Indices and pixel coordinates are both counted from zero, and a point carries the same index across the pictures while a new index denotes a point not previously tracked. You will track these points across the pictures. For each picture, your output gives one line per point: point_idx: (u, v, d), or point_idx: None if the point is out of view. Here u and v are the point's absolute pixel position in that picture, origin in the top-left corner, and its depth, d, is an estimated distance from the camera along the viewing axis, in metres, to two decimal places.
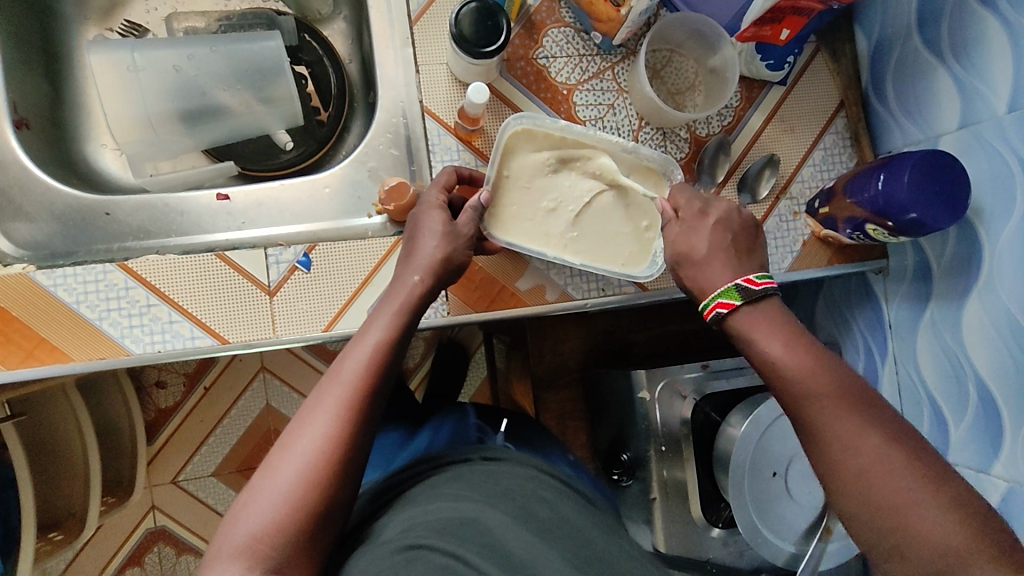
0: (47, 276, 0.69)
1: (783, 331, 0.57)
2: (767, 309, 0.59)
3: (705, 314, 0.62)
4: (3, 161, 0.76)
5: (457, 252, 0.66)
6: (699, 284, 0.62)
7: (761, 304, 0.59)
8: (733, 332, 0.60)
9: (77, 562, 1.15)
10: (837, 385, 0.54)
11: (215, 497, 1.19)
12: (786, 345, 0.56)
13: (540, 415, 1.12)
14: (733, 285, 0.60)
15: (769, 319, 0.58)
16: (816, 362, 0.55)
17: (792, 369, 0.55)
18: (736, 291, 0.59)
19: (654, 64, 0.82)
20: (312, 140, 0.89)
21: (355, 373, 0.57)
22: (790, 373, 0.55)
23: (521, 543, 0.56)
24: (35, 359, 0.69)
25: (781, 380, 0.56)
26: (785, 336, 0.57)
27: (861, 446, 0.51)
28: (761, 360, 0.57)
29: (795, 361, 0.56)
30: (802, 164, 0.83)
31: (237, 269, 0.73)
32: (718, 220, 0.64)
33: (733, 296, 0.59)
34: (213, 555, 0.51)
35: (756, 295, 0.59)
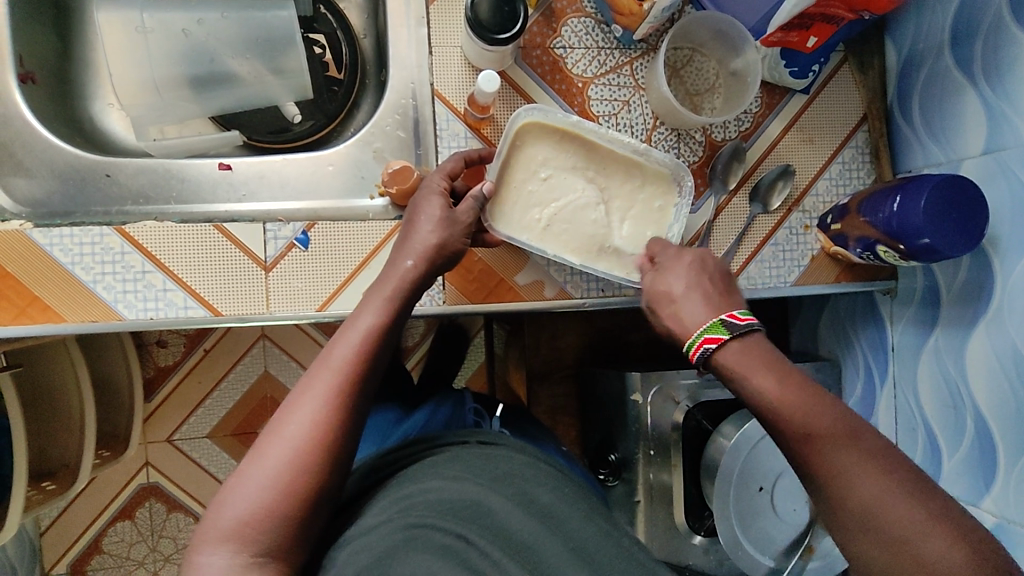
0: (43, 235, 0.68)
1: (774, 370, 0.53)
2: (755, 347, 0.54)
3: (690, 354, 0.57)
4: (6, 115, 0.75)
5: (453, 238, 0.65)
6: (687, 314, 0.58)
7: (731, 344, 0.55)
8: (721, 370, 0.55)
9: (70, 510, 1.18)
10: (827, 417, 0.50)
11: (208, 459, 1.21)
12: (777, 384, 0.52)
13: (532, 407, 1.12)
14: (717, 320, 0.55)
15: (757, 355, 0.54)
16: (809, 393, 0.52)
17: (787, 410, 0.51)
18: (724, 327, 0.55)
19: (674, 62, 0.79)
20: (321, 114, 0.88)
21: (343, 359, 0.57)
22: (791, 416, 0.51)
23: (523, 528, 0.57)
24: (27, 317, 0.69)
25: (774, 419, 0.52)
26: (777, 376, 0.52)
27: (857, 469, 0.48)
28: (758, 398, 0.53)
29: (786, 399, 0.51)
30: (818, 177, 0.81)
31: (234, 241, 0.72)
32: (694, 264, 0.61)
33: (720, 331, 0.55)
34: (201, 536, 0.51)
35: (742, 330, 0.55)
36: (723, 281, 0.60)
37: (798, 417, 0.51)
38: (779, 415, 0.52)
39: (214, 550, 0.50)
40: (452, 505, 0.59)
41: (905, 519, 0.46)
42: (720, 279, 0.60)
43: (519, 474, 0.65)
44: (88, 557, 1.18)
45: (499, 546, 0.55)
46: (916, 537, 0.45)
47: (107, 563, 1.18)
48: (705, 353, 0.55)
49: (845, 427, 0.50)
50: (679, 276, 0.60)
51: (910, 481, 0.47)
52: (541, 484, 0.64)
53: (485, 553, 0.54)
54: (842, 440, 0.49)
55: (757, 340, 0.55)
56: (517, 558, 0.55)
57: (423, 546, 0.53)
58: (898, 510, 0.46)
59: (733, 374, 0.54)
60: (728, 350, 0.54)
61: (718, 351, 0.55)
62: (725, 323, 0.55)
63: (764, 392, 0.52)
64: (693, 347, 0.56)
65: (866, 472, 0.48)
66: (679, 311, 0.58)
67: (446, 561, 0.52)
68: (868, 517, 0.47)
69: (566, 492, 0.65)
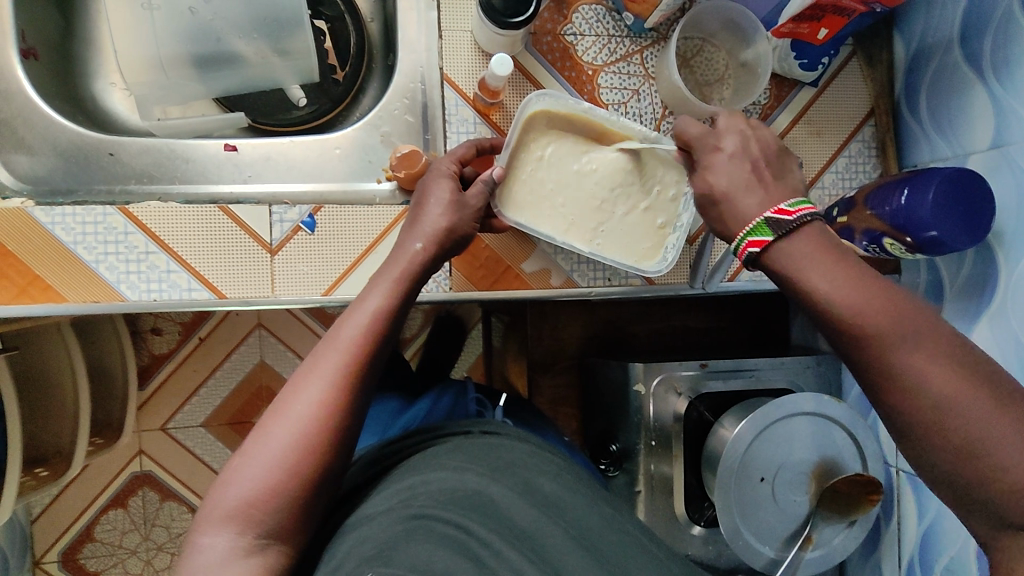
0: (45, 213, 0.67)
1: (837, 265, 0.48)
2: (813, 242, 0.49)
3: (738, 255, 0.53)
4: (7, 91, 0.74)
5: (462, 223, 0.65)
6: (735, 211, 0.52)
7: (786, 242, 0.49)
8: (777, 272, 0.50)
9: (62, 497, 1.16)
10: (902, 312, 0.45)
11: (203, 447, 1.20)
12: (837, 280, 0.47)
13: (533, 397, 1.12)
14: (762, 220, 0.50)
15: (819, 250, 0.48)
16: (877, 289, 0.46)
17: (858, 309, 0.46)
18: (768, 227, 0.50)
19: (684, 52, 0.79)
20: (326, 99, 0.87)
21: (351, 341, 0.56)
22: (861, 314, 0.46)
23: (528, 517, 0.57)
24: (28, 296, 0.68)
25: (835, 321, 0.47)
26: (839, 272, 0.47)
27: (930, 374, 0.44)
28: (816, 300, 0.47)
29: (856, 297, 0.46)
30: (825, 170, 0.82)
31: (239, 223, 0.71)
32: (734, 151, 0.53)
33: (766, 233, 0.50)
34: (204, 517, 0.51)
35: (792, 225, 0.49)
36: (774, 158, 0.54)
37: (864, 320, 0.45)
38: (845, 314, 0.46)
39: (219, 531, 0.49)
40: (455, 495, 0.58)
41: (989, 424, 0.42)
42: (768, 158, 0.54)
43: (525, 462, 0.65)
44: (79, 545, 1.17)
45: (501, 535, 0.55)
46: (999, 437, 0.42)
47: (99, 551, 1.17)
48: (750, 259, 0.51)
49: (924, 323, 0.45)
50: (723, 167, 0.53)
51: (990, 377, 0.44)
52: (543, 472, 0.64)
53: (486, 543, 0.53)
54: (921, 339, 0.45)
55: (816, 231, 0.49)
56: (522, 547, 0.54)
57: (424, 537, 0.53)
58: (982, 413, 0.43)
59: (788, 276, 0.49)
60: (774, 252, 0.50)
61: (764, 258, 0.50)
62: (770, 220, 0.50)
63: (827, 290, 0.47)
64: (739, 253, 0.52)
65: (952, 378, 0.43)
66: (728, 211, 0.53)
67: (446, 552, 0.51)
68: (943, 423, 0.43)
69: (568, 480, 0.65)
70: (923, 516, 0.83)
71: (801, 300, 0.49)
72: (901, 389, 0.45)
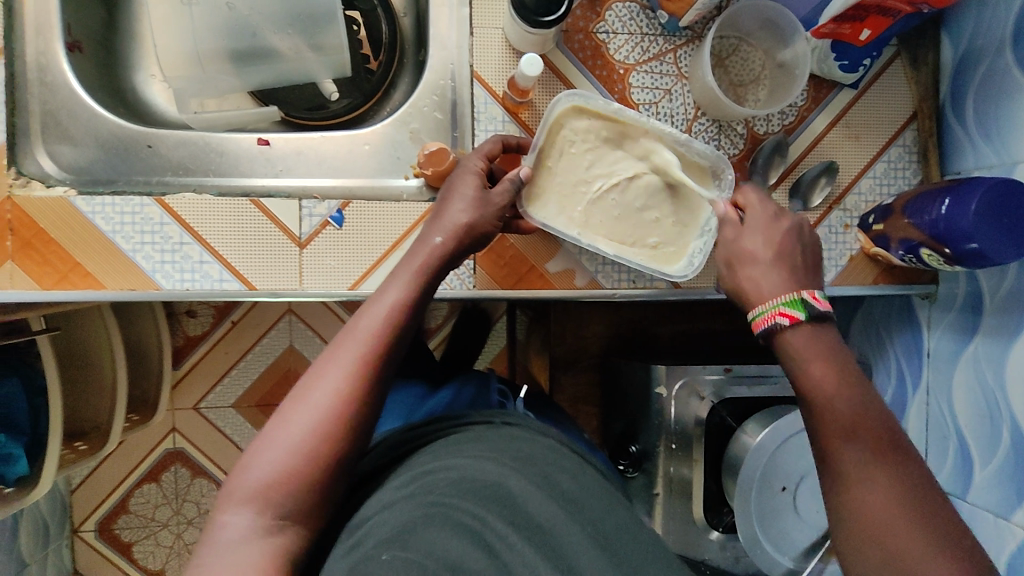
0: (86, 203, 0.69)
1: (839, 359, 0.54)
2: (823, 335, 0.55)
3: (755, 324, 0.58)
4: (52, 82, 0.76)
5: (484, 220, 0.65)
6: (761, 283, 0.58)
7: (805, 327, 0.55)
8: (784, 350, 0.56)
9: (98, 471, 1.21)
10: (873, 416, 0.52)
11: (232, 428, 1.23)
12: (829, 373, 0.53)
13: (554, 394, 1.13)
14: (798, 298, 0.55)
15: (824, 340, 0.55)
16: (857, 391, 0.53)
17: (837, 404, 0.52)
18: (802, 305, 0.55)
19: (718, 52, 0.77)
20: (358, 92, 0.88)
21: (370, 331, 0.57)
22: (834, 403, 0.52)
23: (549, 510, 0.58)
24: (68, 282, 0.70)
25: (815, 403, 0.53)
26: (839, 367, 0.54)
27: (871, 475, 0.50)
28: (805, 381, 0.54)
29: (839, 389, 0.53)
30: (862, 176, 0.79)
31: (270, 217, 0.72)
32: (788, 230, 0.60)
33: (797, 310, 0.55)
34: (224, 496, 0.52)
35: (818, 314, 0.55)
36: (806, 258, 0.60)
37: (839, 412, 0.52)
38: (827, 402, 0.53)
39: (238, 510, 0.51)
40: (473, 484, 0.58)
41: (911, 542, 0.47)
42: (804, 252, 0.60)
43: (546, 456, 0.65)
44: (113, 517, 1.22)
45: (517, 529, 0.54)
46: (913, 552, 0.47)
47: (132, 522, 1.22)
48: (773, 326, 0.56)
49: (888, 431, 0.51)
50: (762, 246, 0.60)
51: (930, 501, 0.49)
52: (563, 468, 0.64)
53: (501, 535, 0.53)
54: (881, 446, 0.50)
55: (824, 328, 0.56)
56: (543, 540, 0.55)
57: (441, 524, 0.53)
58: (909, 526, 0.47)
59: (793, 354, 0.55)
60: (795, 330, 0.55)
61: (784, 332, 0.55)
62: (807, 300, 0.55)
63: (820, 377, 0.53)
64: (759, 319, 0.57)
65: (891, 486, 0.49)
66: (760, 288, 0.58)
67: (462, 540, 0.51)
68: (868, 520, 0.49)
69: (588, 479, 0.65)
70: None
71: (794, 375, 0.55)
72: (845, 480, 0.51)
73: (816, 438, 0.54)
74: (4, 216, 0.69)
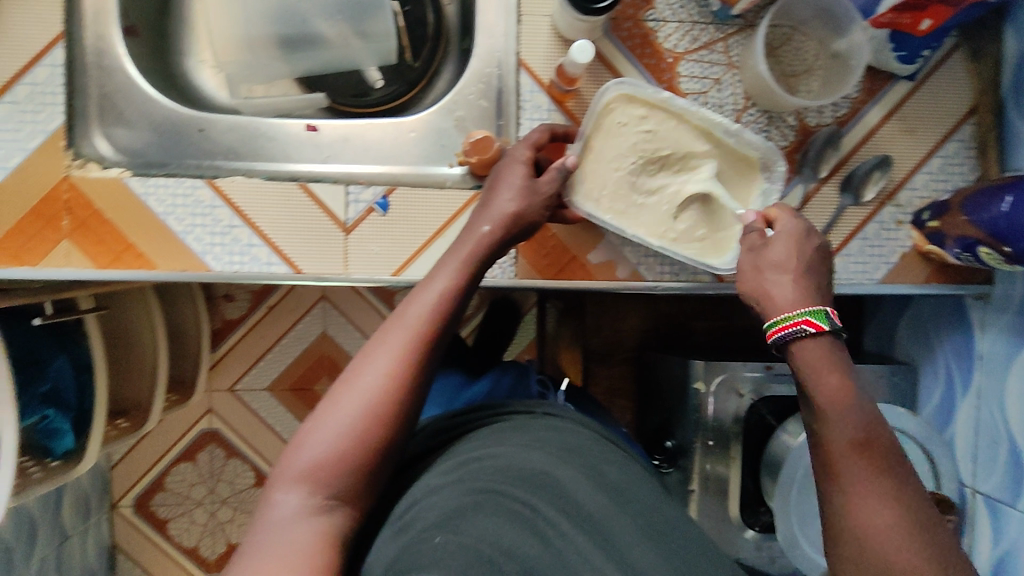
0: (140, 184, 0.71)
1: (846, 377, 0.51)
2: (836, 351, 0.53)
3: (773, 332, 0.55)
4: (109, 67, 0.78)
5: (531, 209, 0.65)
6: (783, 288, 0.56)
7: (818, 342, 0.53)
8: (797, 362, 0.53)
9: (139, 448, 1.24)
10: (877, 440, 0.48)
11: (267, 411, 1.26)
12: (838, 389, 0.50)
13: (588, 385, 1.13)
14: (823, 310, 0.53)
15: (833, 357, 0.52)
16: (863, 410, 0.50)
17: (836, 422, 0.49)
18: (825, 317, 0.53)
19: (770, 41, 0.76)
20: (403, 80, 0.88)
21: (419, 317, 0.57)
22: (840, 421, 0.49)
23: (592, 502, 0.58)
24: (122, 263, 0.71)
25: (822, 419, 0.50)
26: (848, 384, 0.51)
27: (875, 497, 0.46)
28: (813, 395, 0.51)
29: (844, 410, 0.50)
30: (917, 170, 0.77)
31: (318, 203, 0.73)
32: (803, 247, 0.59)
33: (819, 321, 0.53)
34: (277, 476, 0.53)
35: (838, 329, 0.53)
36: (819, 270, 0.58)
37: (844, 428, 0.49)
38: (829, 423, 0.50)
39: (290, 490, 0.52)
40: (520, 472, 0.59)
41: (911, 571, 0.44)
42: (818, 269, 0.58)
43: (588, 448, 0.65)
44: (152, 493, 1.25)
45: (566, 517, 0.55)
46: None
47: (168, 500, 1.25)
48: (789, 336, 0.54)
49: (891, 458, 0.48)
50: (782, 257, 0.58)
51: (932, 535, 0.45)
52: (609, 460, 0.64)
53: (551, 523, 0.54)
54: (886, 471, 0.47)
55: (833, 346, 0.53)
56: (586, 531, 0.55)
57: (492, 510, 0.54)
58: (906, 559, 0.44)
59: (806, 367, 0.52)
60: (809, 342, 0.53)
61: (798, 342, 0.53)
62: (831, 315, 0.53)
63: (825, 396, 0.51)
64: (781, 325, 0.54)
65: (890, 513, 0.45)
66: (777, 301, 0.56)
67: (512, 526, 0.52)
68: (867, 545, 0.45)
69: (630, 472, 0.65)
70: (998, 542, 0.78)
71: (803, 391, 0.53)
72: (838, 502, 0.48)
73: (817, 456, 0.51)
74: (61, 197, 0.70)
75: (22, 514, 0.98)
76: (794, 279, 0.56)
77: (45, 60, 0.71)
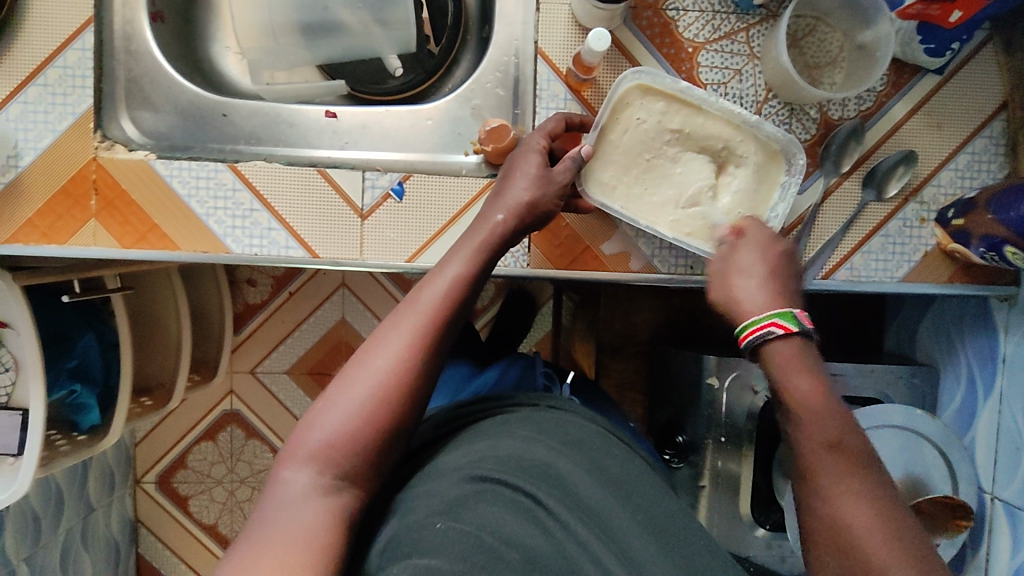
0: (165, 165, 0.73)
1: (819, 377, 0.53)
2: (807, 349, 0.54)
3: (744, 334, 0.56)
4: (136, 51, 0.80)
5: (545, 198, 0.65)
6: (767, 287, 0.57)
7: (784, 340, 0.55)
8: (765, 361, 0.55)
9: (162, 426, 1.28)
10: (849, 439, 0.50)
11: (286, 394, 1.28)
12: (809, 386, 0.52)
13: (600, 379, 1.12)
14: (791, 310, 0.56)
15: (803, 356, 0.54)
16: (833, 408, 0.52)
17: (808, 418, 0.51)
18: (795, 318, 0.55)
19: (794, 32, 0.74)
20: (420, 69, 0.88)
21: (431, 303, 0.58)
22: (812, 419, 0.51)
23: (596, 495, 0.58)
24: (147, 243, 0.73)
25: (794, 417, 0.52)
26: (819, 382, 0.52)
27: (845, 492, 0.48)
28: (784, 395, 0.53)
29: (816, 409, 0.51)
30: (942, 167, 0.75)
31: (335, 187, 0.74)
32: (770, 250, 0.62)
33: (790, 322, 0.55)
34: (288, 454, 0.54)
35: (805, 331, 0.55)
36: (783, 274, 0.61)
37: (815, 426, 0.51)
38: (802, 422, 0.52)
39: (301, 468, 0.53)
40: (523, 463, 0.59)
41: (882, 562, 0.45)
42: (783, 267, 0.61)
43: (594, 441, 0.65)
44: (174, 470, 1.29)
45: (569, 508, 0.56)
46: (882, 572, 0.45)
47: (189, 477, 1.29)
48: (757, 340, 0.55)
49: (862, 454, 0.50)
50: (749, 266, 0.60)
51: (905, 530, 0.47)
52: (612, 456, 0.64)
53: (554, 514, 0.55)
54: (857, 467, 0.49)
55: (801, 344, 0.55)
56: (589, 523, 0.55)
57: (493, 500, 0.54)
58: (876, 549, 0.46)
59: (774, 367, 0.54)
60: (780, 343, 0.55)
61: (767, 345, 0.55)
62: (798, 316, 0.55)
63: (799, 395, 0.52)
64: (754, 327, 0.55)
65: (862, 510, 0.47)
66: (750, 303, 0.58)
67: (514, 517, 0.53)
68: (840, 539, 0.47)
69: (636, 467, 0.65)
70: (1017, 552, 0.76)
71: (775, 390, 0.54)
72: (811, 499, 0.50)
73: (791, 455, 0.52)
74: (90, 177, 0.72)
75: (50, 485, 1.02)
76: (759, 284, 0.59)
77: (75, 44, 0.73)
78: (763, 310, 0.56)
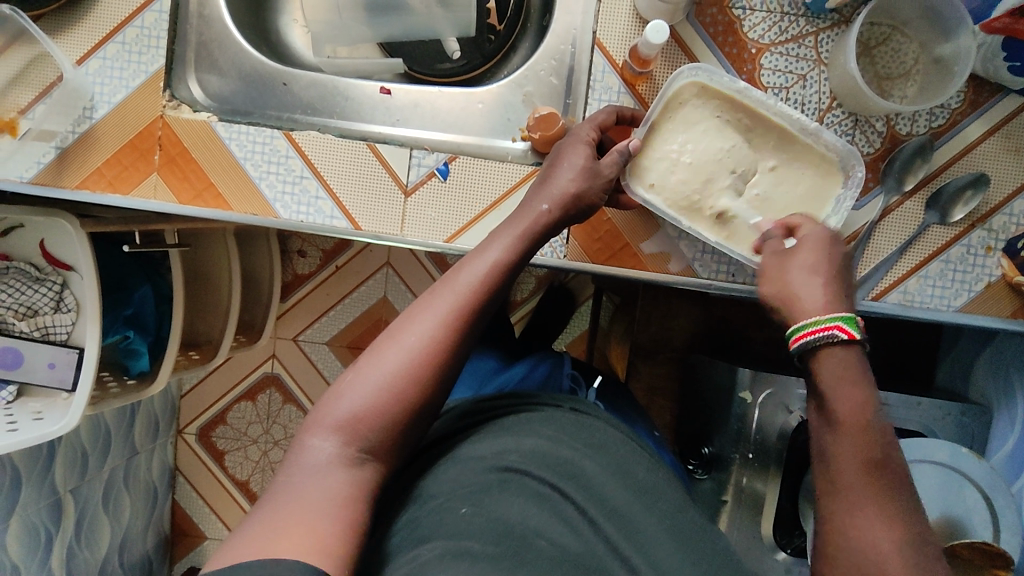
0: (225, 128, 0.76)
1: (867, 392, 0.51)
2: (859, 362, 0.52)
3: (802, 333, 0.53)
4: (209, 17, 0.84)
5: (592, 191, 0.65)
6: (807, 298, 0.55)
7: (839, 350, 0.52)
8: (816, 366, 0.53)
9: (206, 381, 1.34)
10: (883, 459, 0.49)
11: (324, 364, 1.32)
12: (855, 404, 0.50)
13: (630, 381, 1.10)
14: (855, 317, 0.53)
15: (856, 368, 0.51)
16: (876, 429, 0.50)
17: (848, 436, 0.50)
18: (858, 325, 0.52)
19: (866, 39, 0.71)
20: (478, 54, 0.89)
21: (469, 286, 0.58)
22: (854, 438, 0.50)
23: (613, 493, 0.58)
24: (202, 201, 0.76)
25: (835, 431, 0.51)
26: (865, 401, 0.50)
27: (876, 516, 0.47)
28: (833, 405, 0.51)
29: (857, 425, 0.50)
30: (1017, 195, 0.70)
31: (382, 161, 0.75)
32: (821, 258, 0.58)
33: (852, 327, 0.52)
34: (314, 422, 0.55)
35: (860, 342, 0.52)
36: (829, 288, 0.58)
37: (856, 447, 0.49)
38: (838, 436, 0.50)
39: (327, 437, 0.53)
40: (546, 459, 0.59)
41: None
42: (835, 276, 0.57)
43: (617, 445, 0.63)
44: (213, 425, 1.34)
45: (586, 506, 0.56)
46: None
47: (227, 433, 1.34)
48: (817, 341, 0.52)
49: (898, 481, 0.49)
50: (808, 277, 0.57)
51: (927, 555, 0.47)
52: (637, 459, 0.63)
53: (570, 509, 0.55)
54: (891, 492, 0.48)
55: (853, 356, 0.52)
56: (604, 523, 0.55)
57: (516, 491, 0.55)
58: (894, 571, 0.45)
59: (829, 377, 0.51)
60: (839, 351, 0.52)
61: (824, 349, 0.52)
62: (860, 324, 0.52)
63: (843, 410, 0.51)
64: (815, 326, 0.53)
65: (890, 534, 0.47)
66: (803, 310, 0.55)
67: (540, 509, 0.54)
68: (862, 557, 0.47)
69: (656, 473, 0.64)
70: None
71: (816, 399, 0.53)
72: (837, 517, 0.49)
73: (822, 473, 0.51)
74: (155, 133, 0.76)
75: (100, 424, 1.08)
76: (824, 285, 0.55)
77: (153, 6, 0.77)
78: (828, 313, 0.53)
